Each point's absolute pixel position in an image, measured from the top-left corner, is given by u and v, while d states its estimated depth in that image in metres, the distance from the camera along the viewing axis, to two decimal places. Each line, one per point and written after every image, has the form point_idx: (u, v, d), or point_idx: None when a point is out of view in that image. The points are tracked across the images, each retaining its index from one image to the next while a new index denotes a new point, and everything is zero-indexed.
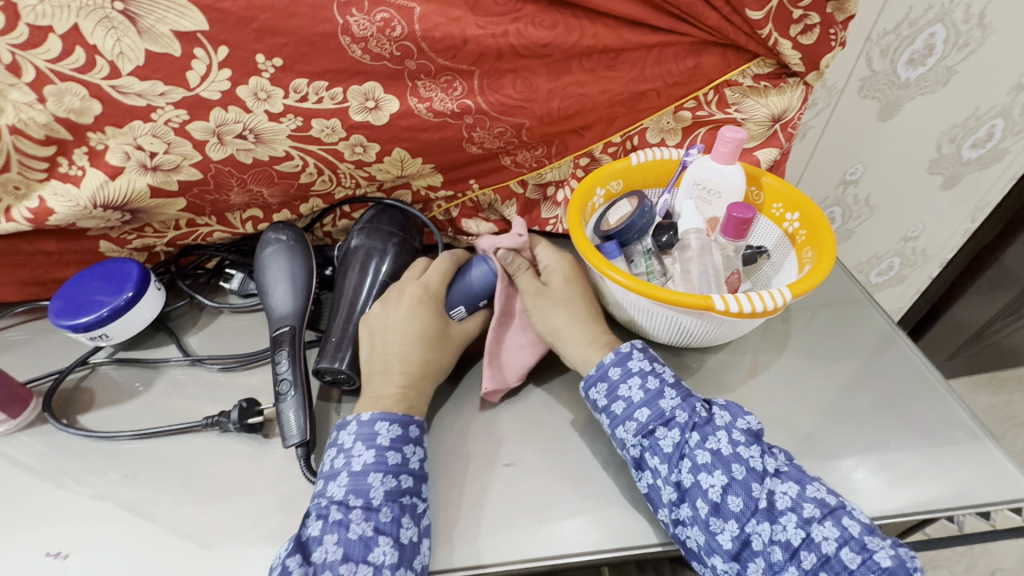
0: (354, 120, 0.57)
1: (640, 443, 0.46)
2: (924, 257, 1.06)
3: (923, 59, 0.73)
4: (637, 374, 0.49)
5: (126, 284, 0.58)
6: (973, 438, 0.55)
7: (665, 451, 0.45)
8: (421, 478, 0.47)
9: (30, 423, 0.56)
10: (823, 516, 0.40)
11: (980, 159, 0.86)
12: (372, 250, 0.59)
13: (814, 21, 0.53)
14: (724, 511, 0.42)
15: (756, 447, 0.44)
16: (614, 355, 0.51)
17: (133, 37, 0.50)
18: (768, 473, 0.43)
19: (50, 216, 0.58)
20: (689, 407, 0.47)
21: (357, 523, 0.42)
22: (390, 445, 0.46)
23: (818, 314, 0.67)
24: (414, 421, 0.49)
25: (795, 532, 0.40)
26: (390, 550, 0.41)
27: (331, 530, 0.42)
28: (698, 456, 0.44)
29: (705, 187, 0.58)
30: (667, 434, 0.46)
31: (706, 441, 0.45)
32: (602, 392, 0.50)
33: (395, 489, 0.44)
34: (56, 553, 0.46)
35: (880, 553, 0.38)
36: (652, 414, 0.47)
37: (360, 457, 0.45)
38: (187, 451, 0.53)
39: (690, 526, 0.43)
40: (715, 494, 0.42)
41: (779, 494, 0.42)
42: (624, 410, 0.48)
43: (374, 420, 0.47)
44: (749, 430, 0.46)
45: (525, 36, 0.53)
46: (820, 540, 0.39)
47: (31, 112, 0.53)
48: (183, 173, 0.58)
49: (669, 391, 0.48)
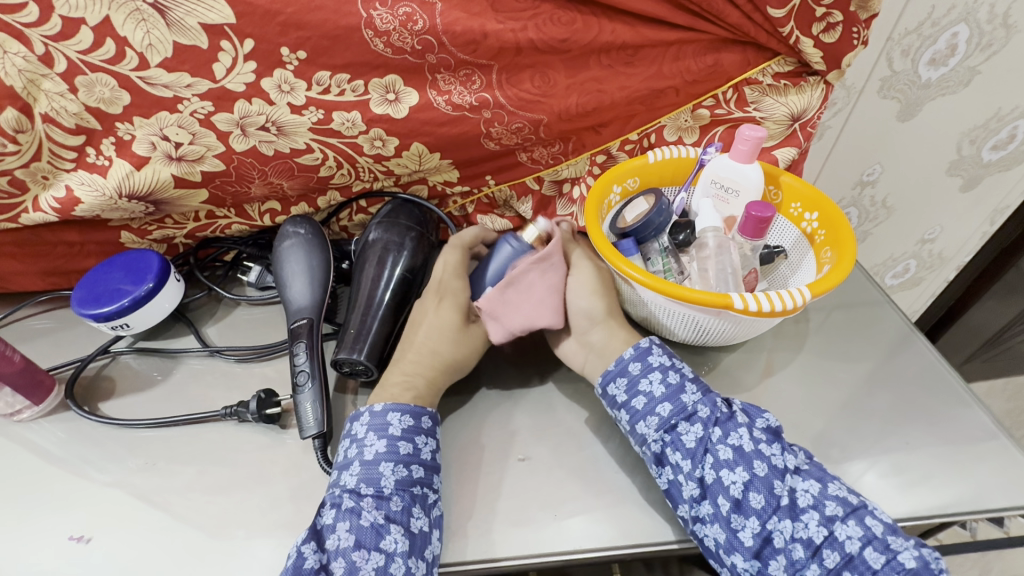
0: (374, 113, 0.57)
1: (661, 439, 0.46)
2: (941, 259, 1.05)
3: (945, 59, 0.72)
4: (657, 369, 0.49)
5: (148, 274, 0.59)
6: (992, 444, 0.54)
7: (688, 447, 0.45)
8: (433, 469, 0.47)
9: (53, 410, 0.57)
10: (845, 514, 0.40)
11: (1001, 161, 0.85)
12: (389, 244, 0.60)
13: (837, 19, 0.52)
14: (746, 508, 0.42)
15: (777, 445, 0.44)
16: (633, 350, 0.51)
17: (162, 30, 0.50)
18: (788, 470, 0.43)
19: (76, 206, 0.59)
20: (710, 402, 0.47)
21: (368, 510, 0.42)
22: (401, 435, 0.47)
23: (833, 315, 0.67)
24: (426, 412, 0.49)
25: (817, 529, 0.40)
26: (401, 538, 0.42)
27: (343, 518, 0.42)
28: (720, 452, 0.44)
29: (723, 186, 0.58)
30: (689, 429, 0.46)
31: (728, 437, 0.44)
32: (621, 388, 0.49)
33: (406, 479, 0.45)
34: (79, 537, 0.47)
35: (903, 553, 0.38)
36: (674, 409, 0.47)
37: (372, 446, 0.46)
38: (205, 440, 0.54)
39: (710, 523, 0.43)
40: (737, 490, 0.42)
41: (800, 492, 0.42)
42: (645, 405, 0.48)
43: (386, 410, 0.48)
44: (769, 428, 0.46)
45: (546, 31, 0.53)
46: (844, 539, 0.39)
47: (63, 101, 0.53)
48: (206, 164, 0.59)
49: (690, 386, 0.48)
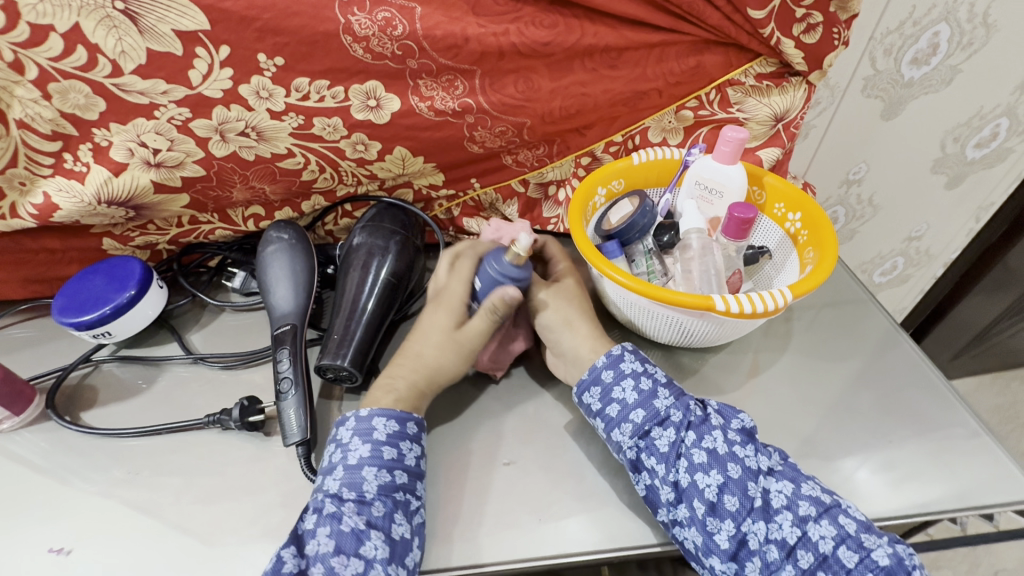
0: (355, 119, 0.57)
1: (636, 445, 0.46)
2: (928, 256, 1.05)
3: (927, 59, 0.73)
4: (630, 375, 0.49)
5: (130, 282, 0.59)
6: (974, 438, 0.55)
7: (662, 451, 0.45)
8: (416, 476, 0.47)
9: (34, 420, 0.56)
10: (819, 514, 0.41)
11: (985, 158, 0.86)
12: (373, 248, 0.59)
13: (817, 20, 0.53)
14: (721, 511, 0.42)
15: (750, 447, 0.45)
16: (605, 358, 0.50)
17: (135, 36, 0.50)
18: (762, 472, 0.43)
19: (55, 212, 0.59)
20: (683, 407, 0.47)
21: (349, 515, 0.42)
22: (386, 440, 0.46)
23: (820, 313, 0.67)
24: (411, 418, 0.49)
25: (791, 530, 0.40)
26: (381, 544, 0.41)
27: (324, 523, 0.42)
28: (695, 455, 0.44)
29: (706, 187, 0.58)
30: (662, 433, 0.46)
31: (702, 441, 0.45)
32: (595, 397, 0.49)
33: (389, 484, 0.44)
34: (60, 549, 0.47)
35: (877, 551, 0.39)
36: (647, 415, 0.47)
37: (356, 451, 0.46)
38: (188, 449, 0.53)
39: (687, 527, 0.42)
40: (712, 493, 0.42)
41: (774, 493, 0.42)
42: (619, 412, 0.48)
43: (372, 415, 0.48)
44: (743, 429, 0.46)
45: (527, 34, 0.53)
46: (818, 539, 0.40)
47: (37, 107, 0.52)
48: (186, 170, 0.58)
49: (663, 390, 0.48)
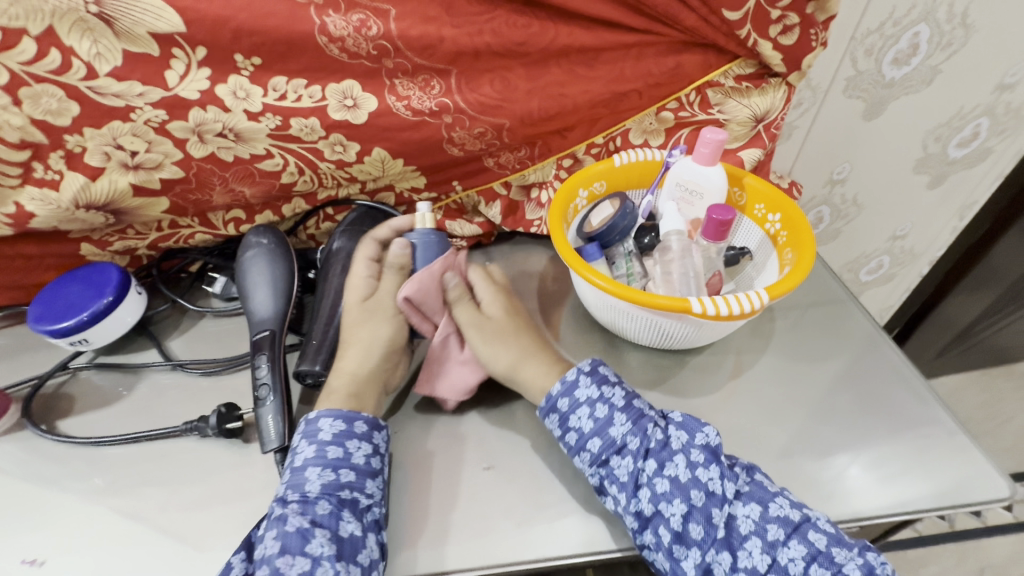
0: (331, 119, 0.56)
1: (597, 473, 0.46)
2: (913, 255, 1.06)
3: (907, 59, 0.73)
4: (585, 404, 0.48)
5: (107, 288, 0.58)
6: (951, 436, 0.55)
7: (622, 480, 0.45)
8: (366, 474, 0.46)
9: (10, 429, 0.55)
10: (787, 536, 0.41)
11: (966, 158, 0.86)
12: (353, 252, 0.59)
13: (793, 21, 0.53)
14: (686, 539, 0.42)
15: (714, 468, 0.44)
16: (560, 386, 0.50)
17: (110, 39, 0.50)
18: (726, 497, 0.43)
19: (31, 219, 0.58)
20: (641, 432, 0.46)
21: (292, 516, 0.42)
22: (330, 440, 0.47)
23: (806, 312, 0.67)
24: (360, 416, 0.49)
25: (760, 558, 0.41)
26: (326, 542, 0.41)
27: (270, 526, 0.42)
28: (656, 484, 0.44)
29: (687, 188, 0.57)
30: (621, 462, 0.45)
31: (664, 468, 0.44)
32: (555, 424, 0.49)
33: (333, 483, 0.44)
34: (32, 561, 0.46)
35: (848, 565, 0.40)
36: (604, 444, 0.46)
37: (303, 452, 0.46)
38: (166, 457, 0.53)
39: (655, 552, 0.43)
40: (676, 522, 0.42)
41: (740, 518, 0.42)
42: (578, 440, 0.48)
43: (318, 417, 0.48)
44: (707, 446, 0.45)
45: (502, 35, 0.53)
46: (787, 563, 0.40)
47: (6, 114, 0.52)
48: (165, 171, 0.58)
49: (619, 417, 0.47)
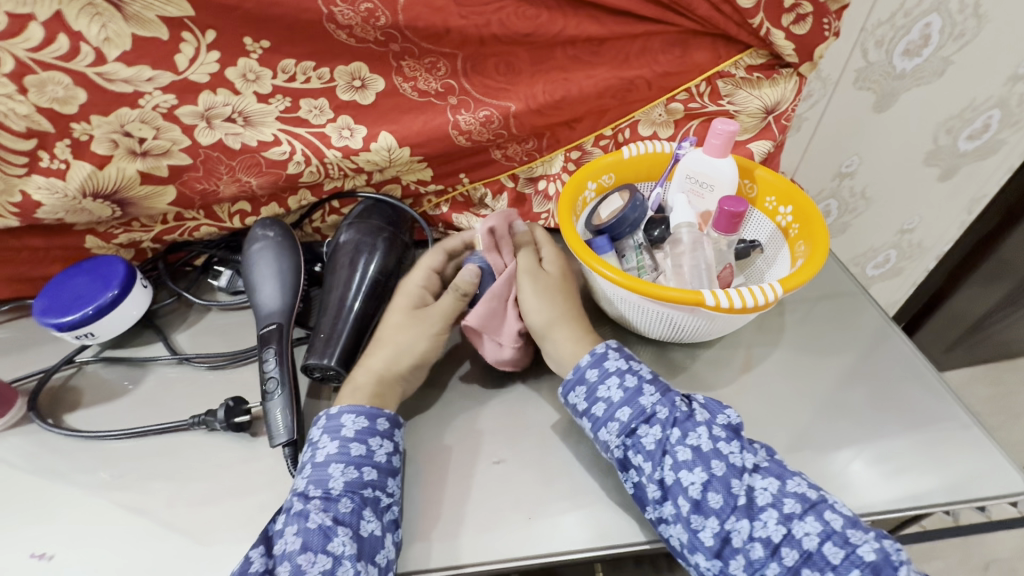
0: (342, 100, 0.57)
1: (624, 443, 0.46)
2: (921, 249, 1.05)
3: (919, 50, 0.72)
4: (615, 373, 0.48)
5: (113, 281, 0.58)
6: (964, 429, 0.54)
7: (647, 449, 0.44)
8: (387, 472, 0.46)
9: (17, 423, 0.55)
10: (803, 511, 0.40)
11: (977, 150, 0.86)
12: (360, 245, 0.58)
13: (806, 10, 0.52)
14: (705, 508, 0.41)
15: (736, 443, 0.44)
16: (590, 356, 0.50)
17: (120, 22, 0.49)
18: (747, 469, 0.43)
19: (38, 207, 0.58)
20: (669, 403, 0.46)
21: (315, 512, 0.42)
22: (354, 437, 0.46)
23: (815, 306, 0.66)
24: (383, 414, 0.48)
25: (775, 528, 0.40)
26: (348, 541, 0.41)
27: (291, 522, 0.42)
28: (680, 453, 0.43)
29: (697, 180, 0.57)
30: (648, 431, 0.45)
31: (687, 437, 0.44)
32: (581, 395, 0.49)
33: (356, 481, 0.44)
34: (41, 555, 0.46)
35: (863, 547, 0.38)
36: (633, 412, 0.46)
37: (325, 448, 0.46)
38: (174, 451, 0.53)
39: (673, 524, 0.42)
40: (695, 491, 0.42)
41: (758, 490, 0.42)
42: (605, 411, 0.47)
43: (341, 412, 0.47)
44: (728, 424, 0.45)
45: (509, 26, 0.53)
46: (802, 537, 0.39)
47: (12, 103, 0.51)
48: (173, 158, 0.57)
49: (648, 387, 0.47)
